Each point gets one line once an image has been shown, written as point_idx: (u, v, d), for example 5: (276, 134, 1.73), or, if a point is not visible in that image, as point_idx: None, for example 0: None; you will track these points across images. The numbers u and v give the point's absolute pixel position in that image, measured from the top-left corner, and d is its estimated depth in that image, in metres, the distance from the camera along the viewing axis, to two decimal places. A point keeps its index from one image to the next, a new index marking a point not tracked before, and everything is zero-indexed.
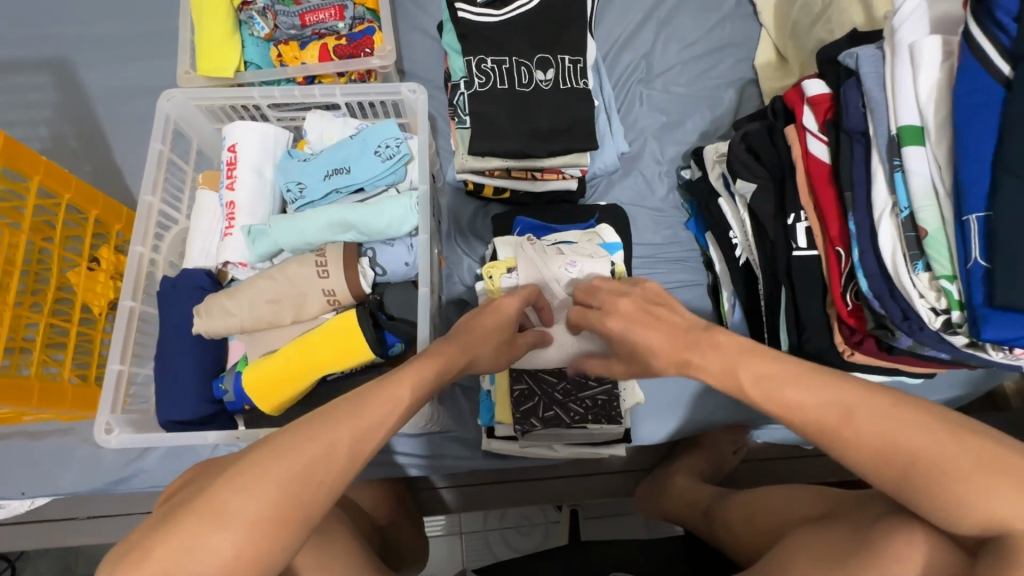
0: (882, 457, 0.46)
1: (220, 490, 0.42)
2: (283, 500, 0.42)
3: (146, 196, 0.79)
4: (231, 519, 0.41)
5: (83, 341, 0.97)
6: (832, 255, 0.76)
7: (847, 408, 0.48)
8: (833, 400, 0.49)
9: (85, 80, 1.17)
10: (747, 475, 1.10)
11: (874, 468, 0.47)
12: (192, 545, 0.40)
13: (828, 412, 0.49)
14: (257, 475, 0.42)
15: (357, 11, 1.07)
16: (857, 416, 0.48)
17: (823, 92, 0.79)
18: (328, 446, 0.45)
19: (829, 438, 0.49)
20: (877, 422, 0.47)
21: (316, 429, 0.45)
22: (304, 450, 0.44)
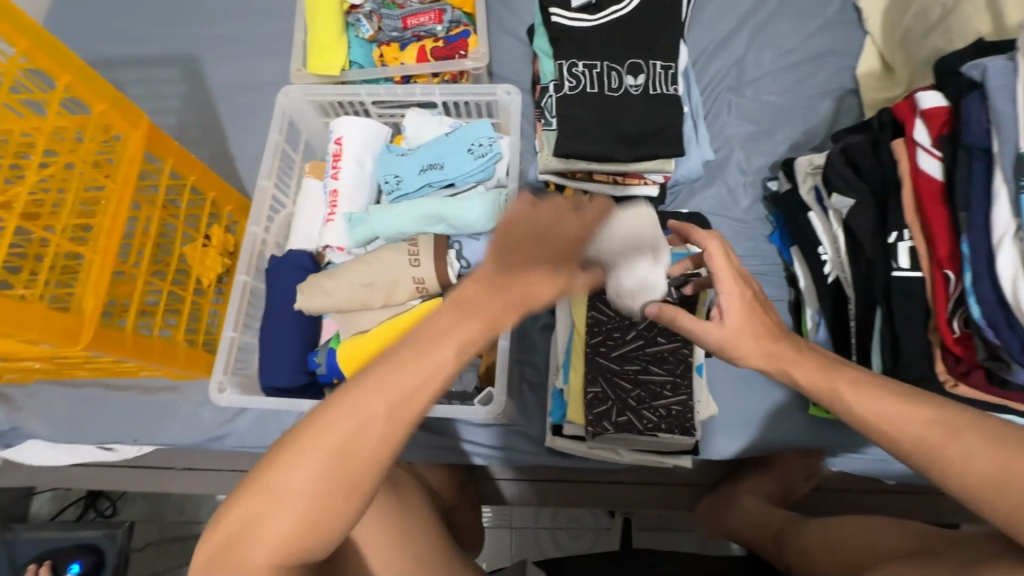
0: (1000, 485, 0.45)
1: (269, 473, 0.43)
2: (330, 477, 0.43)
3: (262, 181, 0.86)
4: (284, 497, 0.43)
5: (194, 310, 1.08)
6: (939, 278, 0.72)
7: (951, 426, 0.48)
8: (938, 417, 0.49)
9: (208, 75, 1.29)
10: (820, 503, 1.05)
11: (987, 495, 0.45)
12: (253, 521, 0.43)
13: (933, 430, 0.48)
14: (300, 455, 0.43)
15: (454, 15, 1.12)
16: (964, 436, 0.47)
17: (940, 104, 0.75)
18: (360, 426, 0.42)
19: (929, 454, 0.48)
20: (990, 445, 0.46)
21: (343, 412, 0.43)
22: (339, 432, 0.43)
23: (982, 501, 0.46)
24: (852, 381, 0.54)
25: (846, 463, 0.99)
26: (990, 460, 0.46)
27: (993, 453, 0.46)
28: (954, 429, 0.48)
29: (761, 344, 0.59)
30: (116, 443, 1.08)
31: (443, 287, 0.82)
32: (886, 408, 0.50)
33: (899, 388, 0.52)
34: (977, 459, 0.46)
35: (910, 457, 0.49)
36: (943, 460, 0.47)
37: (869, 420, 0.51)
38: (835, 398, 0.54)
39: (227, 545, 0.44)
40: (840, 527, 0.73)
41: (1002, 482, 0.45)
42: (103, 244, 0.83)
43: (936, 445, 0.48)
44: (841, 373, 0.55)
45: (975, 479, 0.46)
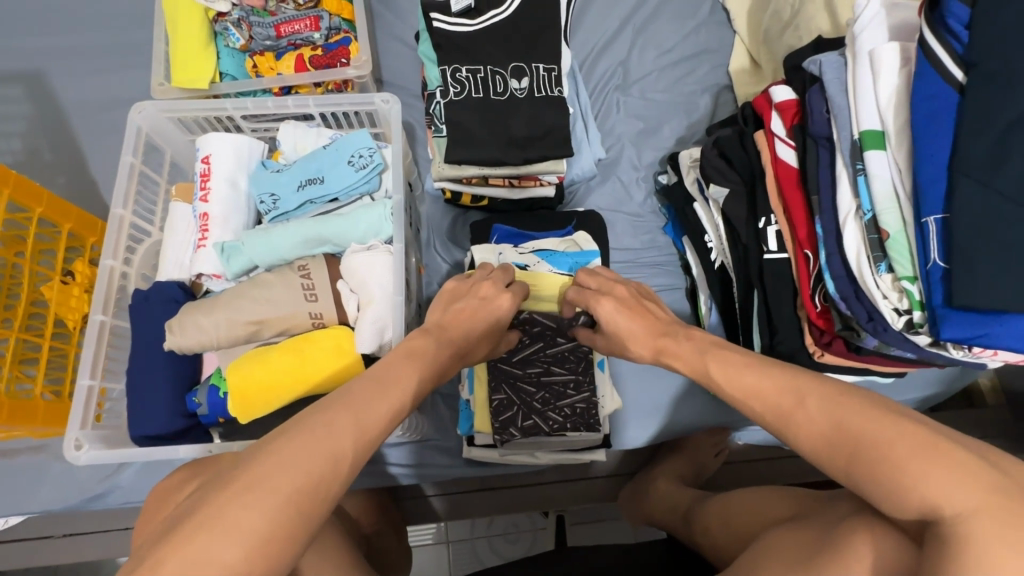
0: (836, 442, 0.46)
1: (227, 505, 0.39)
2: (316, 477, 0.42)
3: (117, 209, 0.78)
4: (280, 484, 0.40)
5: (57, 356, 0.96)
6: (801, 258, 0.77)
7: (799, 395, 0.51)
8: (787, 387, 0.52)
9: (59, 92, 1.16)
10: (731, 476, 1.10)
11: (825, 452, 0.47)
12: (201, 561, 0.37)
13: (782, 396, 0.52)
14: (260, 481, 0.40)
15: (333, 22, 1.08)
16: (808, 401, 0.50)
17: (790, 97, 0.81)
18: (354, 419, 0.46)
19: (784, 421, 0.51)
20: (826, 407, 0.48)
21: (332, 408, 0.46)
22: (324, 429, 0.44)
23: (823, 458, 0.48)
24: (727, 358, 0.59)
25: (750, 435, 1.07)
26: (826, 419, 0.48)
27: (826, 412, 0.48)
28: (798, 395, 0.51)
29: (647, 335, 0.69)
30: None
31: (345, 321, 0.79)
32: (747, 381, 0.55)
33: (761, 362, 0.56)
34: (817, 419, 0.48)
35: (771, 424, 0.53)
36: (791, 422, 0.50)
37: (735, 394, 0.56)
38: (708, 377, 0.61)
39: None
40: (737, 499, 0.76)
41: (838, 439, 0.46)
42: None
43: (786, 413, 0.51)
44: (715, 354, 0.61)
45: (820, 441, 0.48)
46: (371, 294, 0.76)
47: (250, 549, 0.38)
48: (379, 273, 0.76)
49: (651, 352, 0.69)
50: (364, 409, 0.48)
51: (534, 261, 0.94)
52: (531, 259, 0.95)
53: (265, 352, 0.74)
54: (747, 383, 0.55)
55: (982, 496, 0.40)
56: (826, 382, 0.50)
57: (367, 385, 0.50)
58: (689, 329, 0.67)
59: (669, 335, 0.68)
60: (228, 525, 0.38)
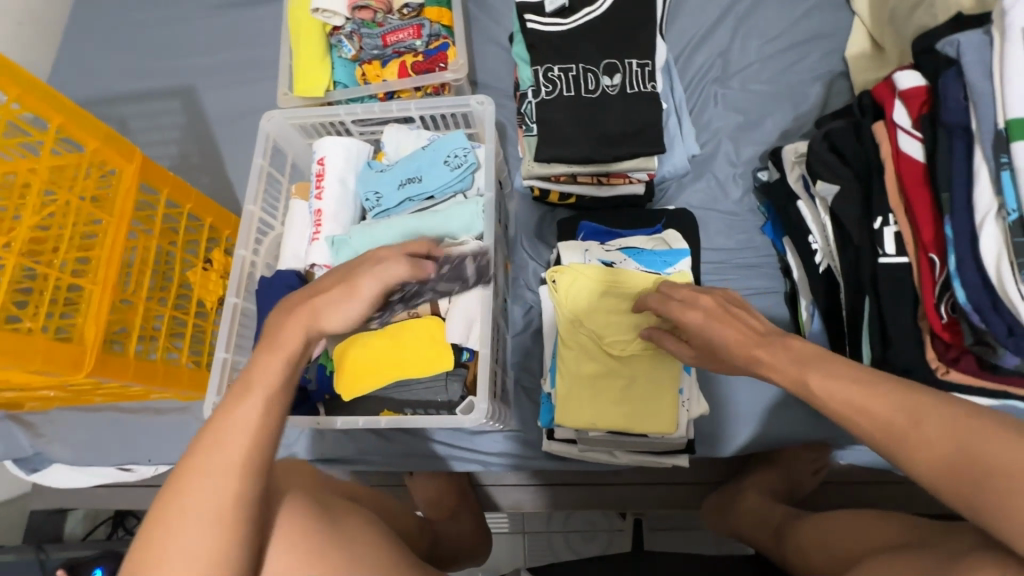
0: (961, 468, 0.43)
1: (151, 542, 0.44)
2: (229, 495, 0.46)
3: (249, 205, 0.89)
4: (194, 513, 0.45)
5: (198, 331, 1.12)
6: (925, 262, 0.70)
7: (913, 413, 0.46)
8: (900, 403, 0.47)
9: (205, 104, 1.34)
10: (830, 497, 1.02)
11: (946, 477, 0.44)
12: None
13: (896, 413, 0.47)
14: (178, 515, 0.45)
15: (433, 29, 1.13)
16: (925, 421, 0.45)
17: (918, 84, 0.73)
18: (234, 445, 0.48)
19: (893, 438, 0.47)
20: (947, 427, 0.45)
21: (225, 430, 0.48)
22: (223, 451, 0.47)
23: (944, 485, 0.44)
24: (832, 368, 0.52)
25: (854, 455, 0.98)
26: (949, 442, 0.44)
27: (951, 433, 0.44)
28: (917, 414, 0.46)
29: (739, 345, 0.58)
30: (133, 463, 1.13)
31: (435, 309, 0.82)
32: (852, 396, 0.49)
33: (865, 374, 0.50)
34: (938, 446, 0.44)
35: (878, 443, 0.48)
36: (904, 444, 0.46)
37: (836, 408, 0.50)
38: (803, 390, 0.53)
39: None
40: (834, 522, 0.71)
41: (964, 465, 0.43)
42: (102, 274, 0.86)
43: (900, 431, 0.46)
44: (817, 365, 0.52)
45: (942, 466, 0.44)
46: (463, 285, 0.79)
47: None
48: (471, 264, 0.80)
49: None
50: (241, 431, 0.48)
51: (620, 259, 0.93)
52: (617, 256, 0.94)
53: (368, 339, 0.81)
54: (849, 395, 0.49)
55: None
56: (938, 406, 0.46)
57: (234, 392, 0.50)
58: (785, 336, 0.56)
59: (762, 344, 0.57)
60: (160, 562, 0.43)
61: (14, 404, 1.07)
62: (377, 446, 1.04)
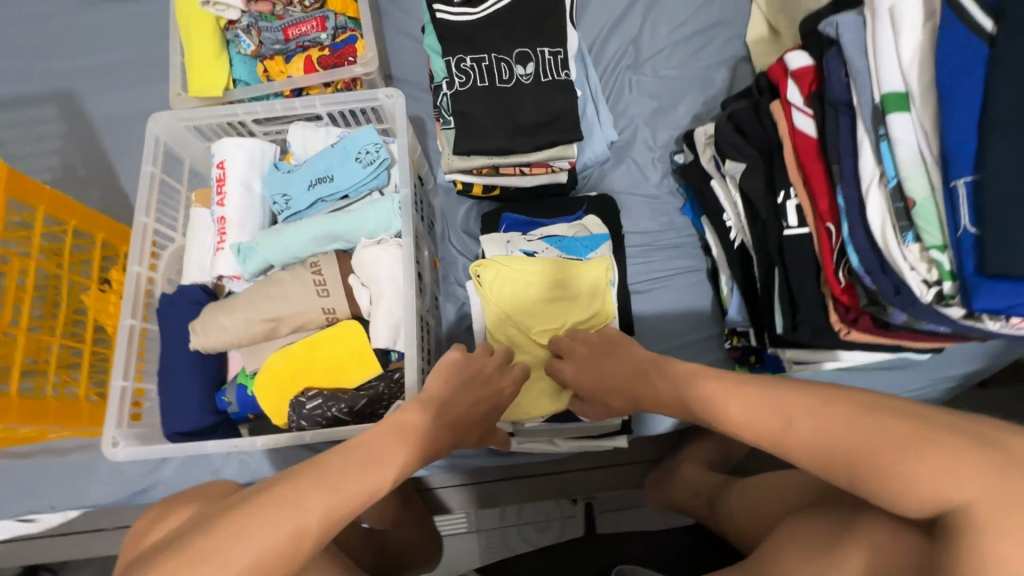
0: (832, 454, 0.44)
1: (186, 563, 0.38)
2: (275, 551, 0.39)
3: (140, 217, 0.81)
4: (241, 553, 0.38)
5: (100, 360, 1.02)
6: (823, 231, 0.74)
7: (786, 418, 0.47)
8: (773, 408, 0.49)
9: (89, 109, 1.22)
10: (760, 462, 1.07)
11: (822, 466, 0.44)
12: None
13: (772, 418, 0.48)
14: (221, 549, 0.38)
15: (339, 21, 1.09)
16: (796, 423, 0.46)
17: (806, 64, 0.77)
18: (288, 526, 0.40)
19: (779, 435, 0.47)
20: (816, 422, 0.45)
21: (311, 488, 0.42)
22: (297, 504, 0.41)
23: (821, 472, 0.45)
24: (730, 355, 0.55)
25: None
26: (823, 423, 0.45)
27: (816, 428, 0.45)
28: (785, 416, 0.47)
29: None
30: (33, 513, 1.01)
31: (358, 315, 0.81)
32: (755, 378, 0.51)
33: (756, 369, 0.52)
34: (807, 441, 0.45)
35: (765, 442, 0.49)
36: (786, 439, 0.47)
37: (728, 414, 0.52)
38: (688, 408, 0.58)
39: None
40: (758, 486, 0.74)
41: (830, 452, 0.44)
42: None
43: (776, 434, 0.48)
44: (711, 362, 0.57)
45: (815, 455, 0.45)
46: (382, 288, 0.77)
47: None
48: (389, 266, 0.77)
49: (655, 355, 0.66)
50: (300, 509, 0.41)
51: (544, 247, 0.93)
52: (540, 245, 0.93)
53: (291, 347, 0.77)
54: (738, 408, 0.52)
55: (992, 486, 0.37)
56: (808, 391, 0.47)
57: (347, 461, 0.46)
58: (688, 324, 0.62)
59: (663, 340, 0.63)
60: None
61: None
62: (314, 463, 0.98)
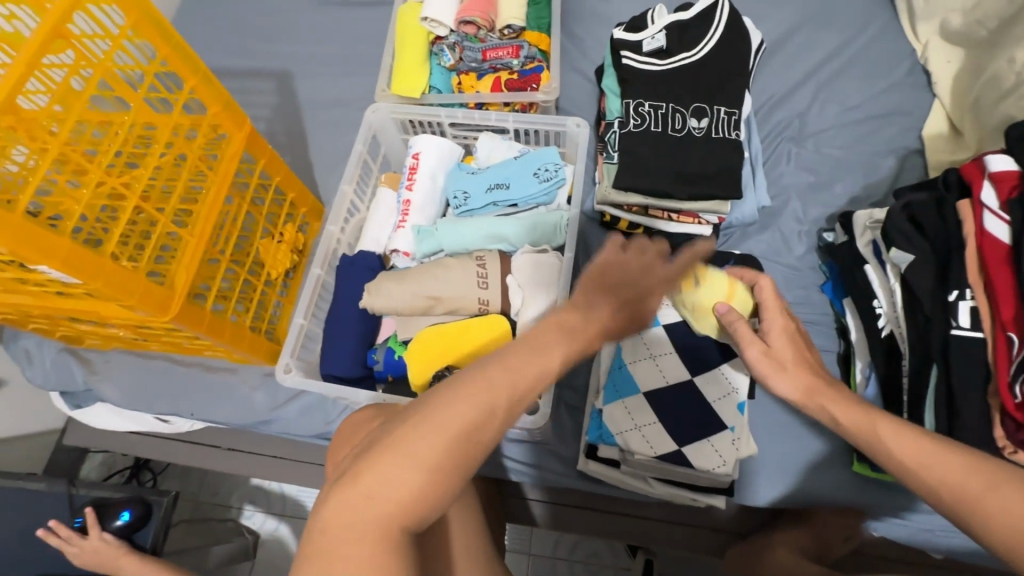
0: None
1: (402, 434, 0.47)
2: (472, 427, 0.47)
3: (344, 186, 0.94)
4: (446, 423, 0.46)
5: (261, 299, 1.16)
6: (1002, 340, 0.72)
7: (993, 481, 0.48)
8: (974, 469, 0.49)
9: (299, 89, 1.42)
10: (856, 567, 1.00)
11: (1021, 545, 0.45)
12: (382, 478, 0.45)
13: (972, 480, 0.49)
14: (428, 424, 0.46)
15: (531, 51, 1.20)
16: (1003, 490, 0.47)
17: (1009, 169, 0.75)
18: (480, 410, 0.47)
19: (967, 506, 0.48)
20: (1022, 500, 0.46)
21: (494, 369, 0.49)
22: (485, 384, 0.48)
23: (1019, 553, 0.45)
24: (895, 423, 0.55)
25: (888, 528, 0.97)
26: None
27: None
28: (992, 481, 0.48)
29: (806, 363, 0.65)
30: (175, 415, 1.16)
31: (505, 311, 0.87)
32: (926, 455, 0.51)
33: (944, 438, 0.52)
34: (1016, 516, 0.46)
35: (947, 505, 0.50)
36: (978, 509, 0.47)
37: (905, 462, 0.52)
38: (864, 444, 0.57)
39: (362, 500, 0.45)
40: None
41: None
42: (200, 228, 0.91)
43: (972, 497, 0.48)
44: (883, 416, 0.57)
45: (1012, 534, 0.45)
46: (536, 292, 0.84)
47: (416, 478, 0.45)
48: (547, 272, 0.85)
49: (803, 390, 0.63)
50: (488, 394, 0.48)
51: None
52: None
53: (440, 327, 0.86)
54: (921, 453, 0.52)
55: None
56: (1023, 473, 0.48)
57: (519, 350, 0.51)
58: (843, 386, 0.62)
59: (832, 383, 0.62)
60: (358, 504, 0.45)
61: (77, 337, 1.12)
62: None
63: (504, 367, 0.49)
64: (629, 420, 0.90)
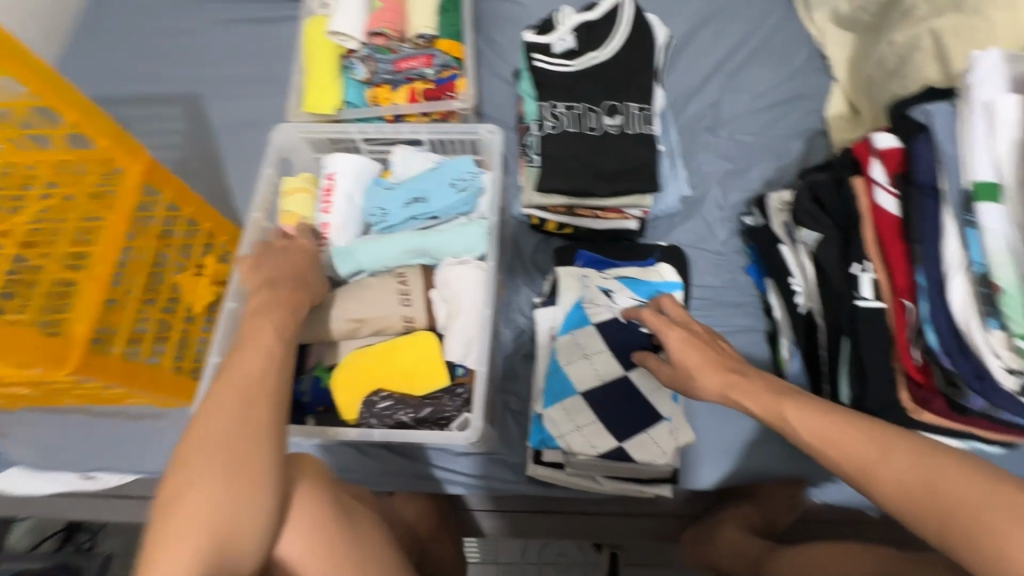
0: (923, 501, 0.47)
1: (190, 447, 0.54)
2: (238, 417, 0.55)
3: (254, 213, 0.91)
4: (216, 422, 0.55)
5: (183, 337, 1.10)
6: (899, 308, 0.75)
7: (884, 448, 0.50)
8: (871, 439, 0.51)
9: (210, 112, 1.36)
10: (802, 535, 1.04)
11: (908, 505, 0.48)
12: (186, 487, 0.52)
13: (868, 448, 0.50)
14: (204, 425, 0.55)
15: (444, 59, 1.17)
16: (894, 456, 0.49)
17: (892, 145, 0.79)
18: (256, 396, 0.57)
19: (864, 473, 0.50)
20: (912, 463, 0.48)
21: (234, 367, 0.59)
22: (232, 384, 0.57)
23: (909, 514, 0.48)
24: (804, 402, 0.56)
25: (831, 495, 1.00)
26: (916, 474, 0.48)
27: (916, 468, 0.48)
28: (884, 449, 0.50)
29: (716, 370, 0.64)
30: (100, 471, 1.08)
31: (432, 325, 0.86)
32: (830, 430, 0.53)
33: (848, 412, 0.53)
34: (906, 478, 0.48)
35: (850, 476, 0.51)
36: (872, 475, 0.50)
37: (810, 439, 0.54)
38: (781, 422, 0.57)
39: (171, 512, 0.51)
40: (810, 552, 0.74)
41: (924, 497, 0.47)
42: (99, 271, 0.85)
43: (868, 465, 0.50)
44: (793, 397, 0.57)
45: (904, 497, 0.48)
46: (462, 306, 0.83)
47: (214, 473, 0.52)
48: (471, 285, 0.83)
49: (720, 389, 0.63)
50: (242, 386, 0.57)
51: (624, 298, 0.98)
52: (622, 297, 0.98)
53: (366, 350, 0.84)
54: (823, 431, 0.53)
55: None
56: (920, 437, 0.49)
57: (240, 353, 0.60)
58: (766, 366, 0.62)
59: (742, 371, 0.62)
60: (179, 520, 0.50)
61: None
62: (359, 462, 1.01)
63: (237, 363, 0.59)
64: (569, 421, 0.90)
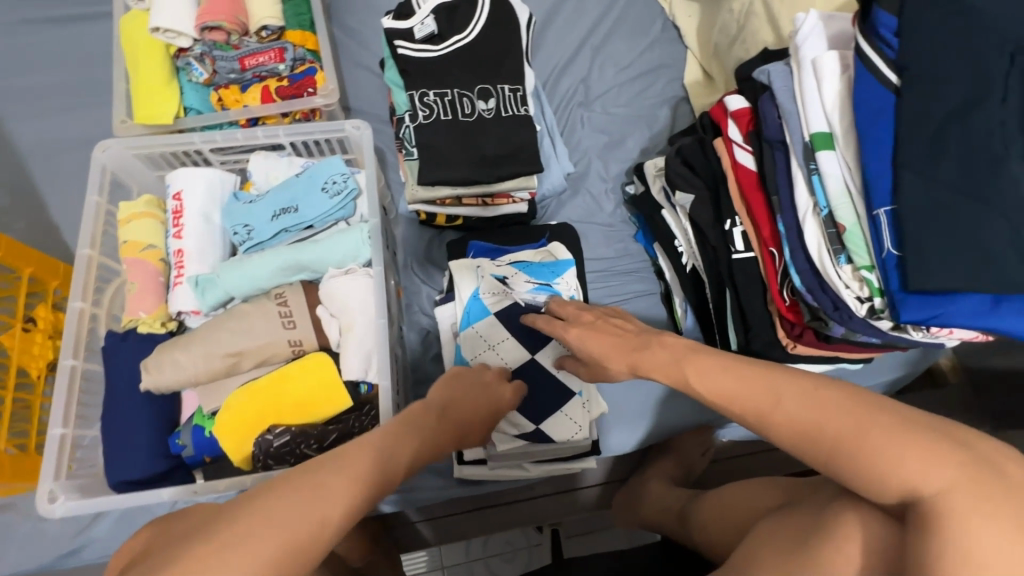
0: (812, 438, 0.49)
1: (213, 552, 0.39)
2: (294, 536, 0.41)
3: (84, 250, 0.77)
4: (275, 537, 0.41)
5: (21, 408, 0.91)
6: (768, 255, 0.82)
7: (776, 394, 0.52)
8: (762, 386, 0.54)
9: (14, 135, 1.13)
10: (718, 475, 1.12)
11: (801, 442, 0.50)
12: None
13: (761, 394, 0.53)
14: (259, 532, 0.40)
15: (297, 52, 1.06)
16: (784, 400, 0.51)
17: (743, 106, 0.86)
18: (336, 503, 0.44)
19: (762, 418, 0.53)
20: (801, 404, 0.51)
21: (330, 470, 0.46)
22: (322, 488, 0.44)
23: (802, 451, 0.50)
24: (703, 362, 0.59)
25: (733, 432, 1.10)
26: (807, 413, 0.50)
27: (803, 407, 0.50)
28: (774, 395, 0.52)
29: (619, 352, 0.68)
30: None
31: (325, 345, 0.79)
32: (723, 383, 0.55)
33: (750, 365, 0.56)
34: (796, 417, 0.50)
35: (749, 422, 0.54)
36: (770, 420, 0.52)
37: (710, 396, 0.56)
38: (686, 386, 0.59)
39: None
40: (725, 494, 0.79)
41: (812, 434, 0.49)
42: None
43: (764, 411, 0.52)
44: (691, 360, 0.60)
45: (794, 436, 0.50)
46: (352, 319, 0.76)
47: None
48: (360, 295, 0.77)
49: (627, 367, 0.68)
50: (328, 492, 0.44)
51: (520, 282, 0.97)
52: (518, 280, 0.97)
53: (253, 384, 0.74)
54: (721, 386, 0.56)
55: (961, 474, 0.43)
56: (801, 376, 0.52)
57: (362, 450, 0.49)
58: (661, 336, 0.65)
59: (642, 348, 0.66)
60: None
61: None
62: None
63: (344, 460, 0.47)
64: None
